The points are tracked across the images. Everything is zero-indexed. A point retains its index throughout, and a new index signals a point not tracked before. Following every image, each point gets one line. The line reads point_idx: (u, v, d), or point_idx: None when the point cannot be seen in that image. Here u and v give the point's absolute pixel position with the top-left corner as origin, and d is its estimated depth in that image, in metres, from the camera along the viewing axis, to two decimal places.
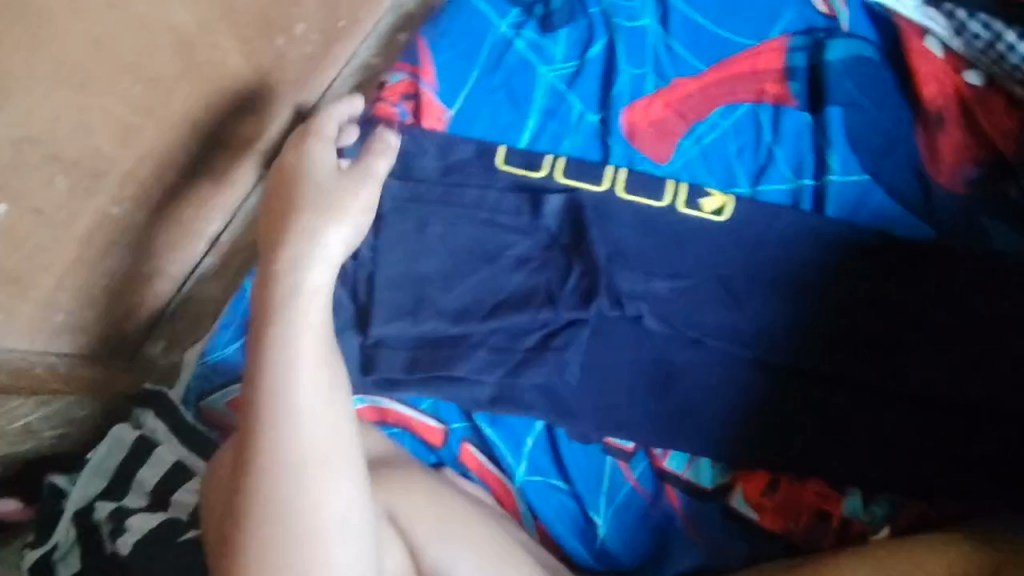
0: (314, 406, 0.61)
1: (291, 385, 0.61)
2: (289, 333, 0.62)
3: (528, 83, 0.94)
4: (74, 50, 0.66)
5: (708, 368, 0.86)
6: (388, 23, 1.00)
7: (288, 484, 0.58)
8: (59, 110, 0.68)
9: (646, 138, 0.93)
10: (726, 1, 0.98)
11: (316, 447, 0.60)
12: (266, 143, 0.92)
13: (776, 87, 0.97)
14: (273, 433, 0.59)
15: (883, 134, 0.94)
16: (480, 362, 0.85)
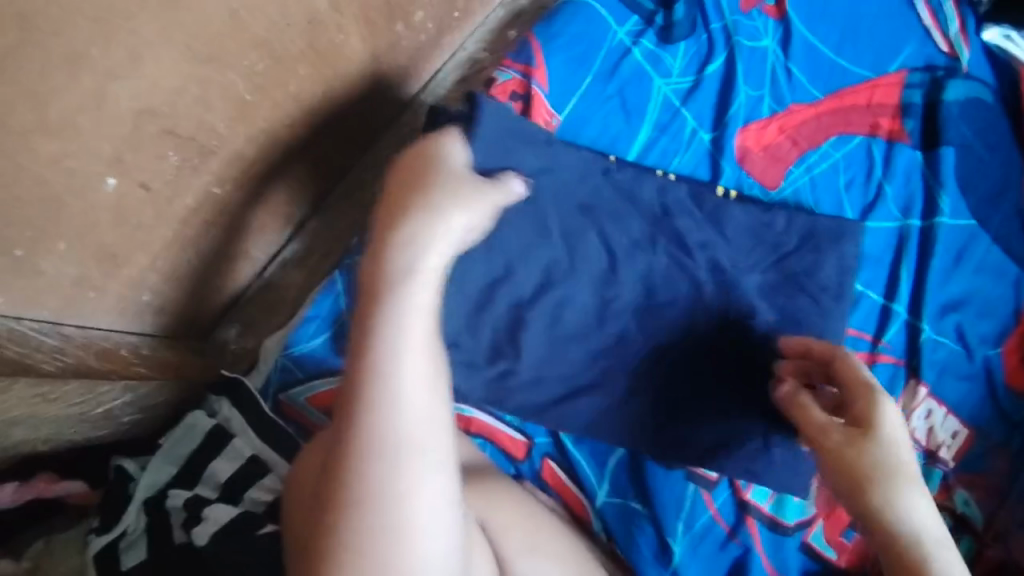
0: (417, 393, 0.52)
1: (392, 374, 0.51)
2: (398, 320, 0.53)
3: (641, 95, 0.90)
4: (211, 21, 0.65)
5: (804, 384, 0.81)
6: (498, 18, 0.96)
7: (379, 479, 0.49)
8: (184, 82, 0.66)
9: (757, 162, 0.89)
10: (848, 28, 0.94)
11: (412, 435, 0.50)
12: (366, 130, 0.88)
13: (892, 123, 0.92)
14: (367, 423, 0.50)
15: (994, 182, 0.92)
16: (558, 361, 0.80)
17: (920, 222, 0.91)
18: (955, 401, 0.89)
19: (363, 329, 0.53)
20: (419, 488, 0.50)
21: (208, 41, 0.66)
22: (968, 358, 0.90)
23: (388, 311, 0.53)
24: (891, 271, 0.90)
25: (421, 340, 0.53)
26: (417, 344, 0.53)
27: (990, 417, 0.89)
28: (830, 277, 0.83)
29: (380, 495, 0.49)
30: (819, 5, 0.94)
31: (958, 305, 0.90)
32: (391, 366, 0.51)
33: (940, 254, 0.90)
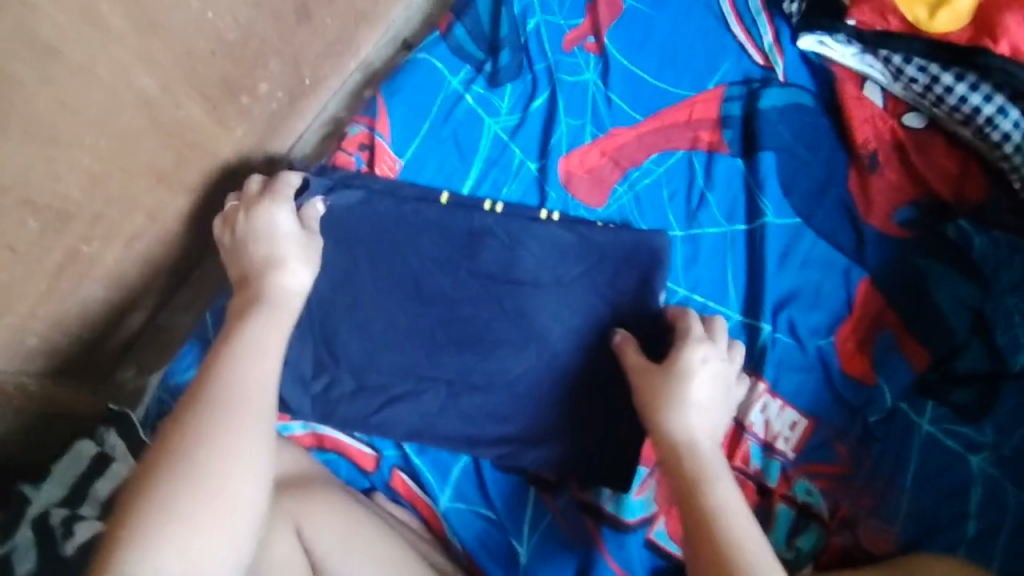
0: (245, 376, 0.72)
1: (236, 365, 0.73)
2: (270, 325, 0.78)
3: (472, 134, 1.00)
4: (45, 113, 0.77)
5: (601, 378, 0.92)
6: (356, 81, 1.10)
7: (214, 425, 0.67)
8: (31, 161, 0.78)
9: (582, 185, 0.97)
10: (666, 54, 1.03)
11: (228, 419, 0.68)
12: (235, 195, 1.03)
13: (711, 135, 1.00)
14: (221, 393, 0.70)
15: (817, 178, 0.98)
16: (391, 374, 0.94)
17: (745, 226, 0.97)
18: (784, 393, 0.92)
19: (231, 337, 0.76)
20: (241, 432, 0.68)
21: (46, 127, 0.77)
22: (801, 347, 0.93)
23: (267, 312, 0.79)
24: (719, 273, 0.95)
25: (278, 329, 0.78)
26: (270, 337, 0.77)
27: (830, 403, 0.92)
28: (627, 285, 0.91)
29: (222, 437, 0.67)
30: (637, 37, 1.04)
31: (791, 300, 0.94)
32: (242, 350, 0.74)
33: (772, 249, 0.94)
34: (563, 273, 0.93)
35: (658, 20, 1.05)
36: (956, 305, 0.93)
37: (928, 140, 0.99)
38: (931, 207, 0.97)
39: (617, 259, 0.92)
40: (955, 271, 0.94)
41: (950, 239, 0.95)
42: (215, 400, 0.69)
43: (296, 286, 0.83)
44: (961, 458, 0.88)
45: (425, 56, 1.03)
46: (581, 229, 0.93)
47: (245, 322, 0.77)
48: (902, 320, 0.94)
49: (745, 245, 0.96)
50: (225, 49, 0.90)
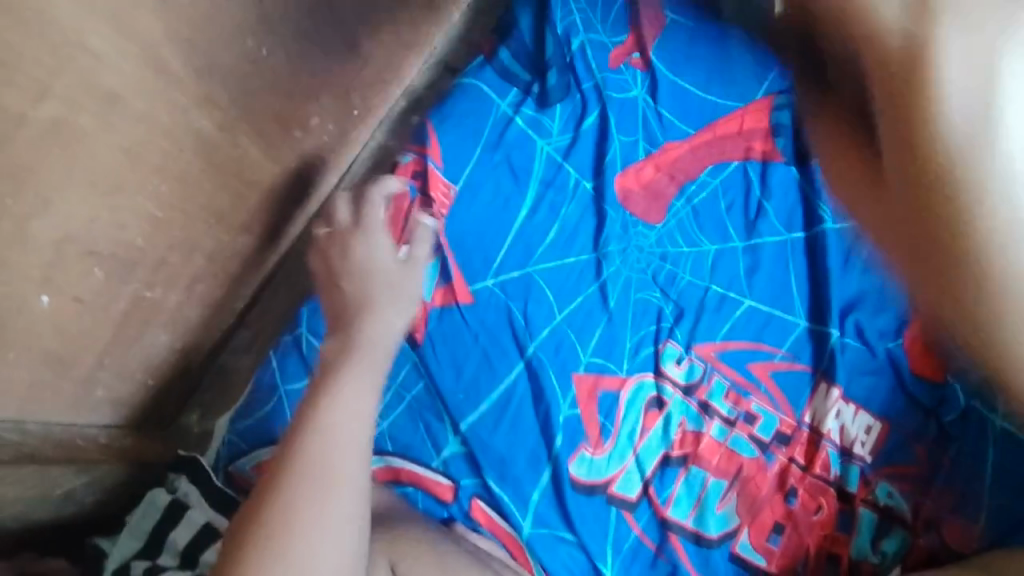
0: (335, 442, 0.63)
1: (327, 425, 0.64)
2: (366, 370, 0.68)
3: (526, 155, 1.00)
4: (108, 160, 0.74)
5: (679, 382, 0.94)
6: (400, 108, 1.09)
7: (301, 523, 0.59)
8: (95, 212, 0.75)
9: (639, 202, 0.99)
10: (711, 70, 1.06)
11: (318, 502, 0.60)
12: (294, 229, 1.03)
13: (764, 145, 1.01)
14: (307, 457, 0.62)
15: None
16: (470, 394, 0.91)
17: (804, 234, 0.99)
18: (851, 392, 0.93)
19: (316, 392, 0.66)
20: (330, 535, 0.60)
21: (111, 175, 0.75)
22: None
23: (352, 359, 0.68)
24: (780, 279, 0.98)
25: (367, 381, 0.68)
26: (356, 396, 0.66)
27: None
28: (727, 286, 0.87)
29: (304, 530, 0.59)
30: (680, 54, 1.05)
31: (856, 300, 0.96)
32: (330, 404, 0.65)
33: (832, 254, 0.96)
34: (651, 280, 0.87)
35: (700, 34, 1.08)
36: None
37: None
38: None
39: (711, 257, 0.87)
40: None
41: None
42: (298, 483, 0.61)
43: (390, 317, 0.73)
44: None
45: (473, 80, 1.03)
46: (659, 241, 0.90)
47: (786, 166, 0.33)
48: None
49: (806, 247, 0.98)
50: (279, 85, 0.89)
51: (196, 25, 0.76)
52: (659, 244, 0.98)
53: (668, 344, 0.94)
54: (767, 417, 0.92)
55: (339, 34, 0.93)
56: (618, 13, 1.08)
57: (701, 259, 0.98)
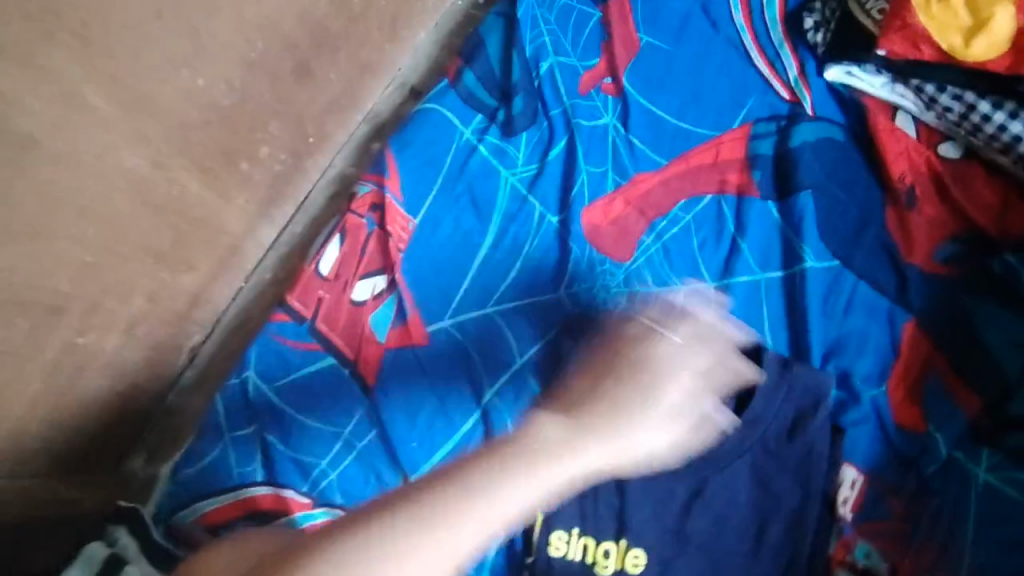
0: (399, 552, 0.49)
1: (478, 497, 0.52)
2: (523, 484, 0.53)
3: (488, 188, 0.94)
4: (26, 206, 0.68)
5: None
6: (362, 134, 1.02)
7: None
8: (13, 261, 0.69)
9: (608, 239, 0.91)
10: (686, 93, 0.97)
11: None
12: (249, 262, 0.97)
13: (739, 176, 0.94)
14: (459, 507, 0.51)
15: (852, 219, 0.94)
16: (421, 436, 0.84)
17: (781, 272, 0.91)
18: (824, 447, 0.85)
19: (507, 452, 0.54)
20: None
21: (27, 222, 0.68)
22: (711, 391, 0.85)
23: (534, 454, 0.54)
24: (754, 316, 0.89)
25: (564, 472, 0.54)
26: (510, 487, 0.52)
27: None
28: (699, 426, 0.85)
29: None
30: (655, 76, 0.98)
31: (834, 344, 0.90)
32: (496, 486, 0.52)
33: (812, 295, 0.89)
34: None
35: (678, 56, 0.99)
36: (1007, 345, 0.89)
37: (967, 171, 0.95)
38: (972, 242, 0.93)
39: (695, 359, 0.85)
40: (1001, 308, 0.90)
41: (995, 274, 0.91)
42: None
43: (567, 464, 0.54)
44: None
45: (435, 106, 0.98)
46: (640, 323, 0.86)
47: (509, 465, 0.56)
48: (950, 365, 0.90)
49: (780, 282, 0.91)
50: (219, 117, 0.82)
51: (114, 58, 0.69)
52: (627, 281, 0.89)
53: None
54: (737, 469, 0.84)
55: (288, 59, 0.86)
56: (588, 35, 1.01)
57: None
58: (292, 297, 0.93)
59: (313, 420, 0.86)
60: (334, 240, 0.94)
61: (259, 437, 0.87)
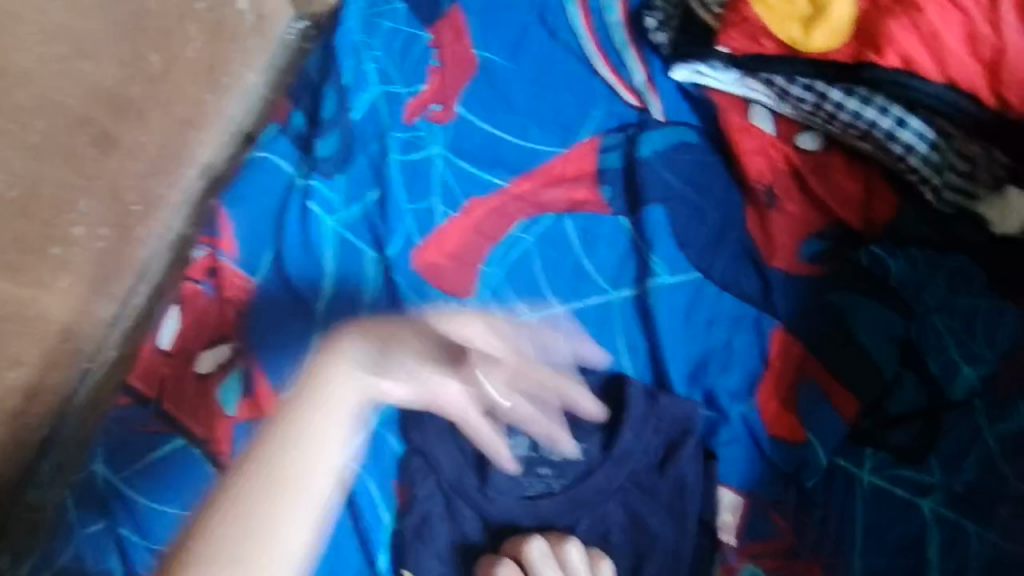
0: (310, 454, 0.59)
1: (310, 463, 0.58)
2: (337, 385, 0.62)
3: (314, 239, 0.86)
4: None
5: (515, 483, 0.80)
6: (198, 190, 0.96)
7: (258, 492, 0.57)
8: None
9: (445, 275, 0.84)
10: (528, 109, 0.92)
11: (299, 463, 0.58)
12: (90, 343, 0.91)
13: (588, 194, 0.90)
14: (293, 498, 0.57)
15: (712, 227, 0.90)
16: None
17: (632, 290, 0.87)
18: (697, 478, 0.80)
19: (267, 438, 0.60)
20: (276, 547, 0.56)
21: None
22: (586, 430, 0.81)
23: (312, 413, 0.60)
24: (606, 344, 0.85)
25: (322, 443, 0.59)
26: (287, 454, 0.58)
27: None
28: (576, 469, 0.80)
29: (231, 541, 0.55)
30: (493, 95, 0.93)
31: (697, 363, 0.87)
32: (317, 438, 0.59)
33: (666, 315, 0.85)
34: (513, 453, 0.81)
35: (516, 72, 0.94)
36: (881, 340, 0.87)
37: (829, 160, 0.92)
38: (839, 237, 0.91)
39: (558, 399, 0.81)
40: (874, 301, 0.88)
41: (865, 268, 0.89)
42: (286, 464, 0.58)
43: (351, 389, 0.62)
44: (911, 505, 0.81)
45: (265, 154, 0.92)
46: None
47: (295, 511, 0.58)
48: (823, 365, 0.87)
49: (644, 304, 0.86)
50: (11, 209, 0.75)
51: None
52: None
53: (506, 443, 0.80)
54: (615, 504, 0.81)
55: (84, 133, 0.80)
56: (417, 60, 0.95)
57: None
58: (134, 378, 0.87)
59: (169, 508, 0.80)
60: (171, 314, 0.89)
61: (112, 532, 0.80)
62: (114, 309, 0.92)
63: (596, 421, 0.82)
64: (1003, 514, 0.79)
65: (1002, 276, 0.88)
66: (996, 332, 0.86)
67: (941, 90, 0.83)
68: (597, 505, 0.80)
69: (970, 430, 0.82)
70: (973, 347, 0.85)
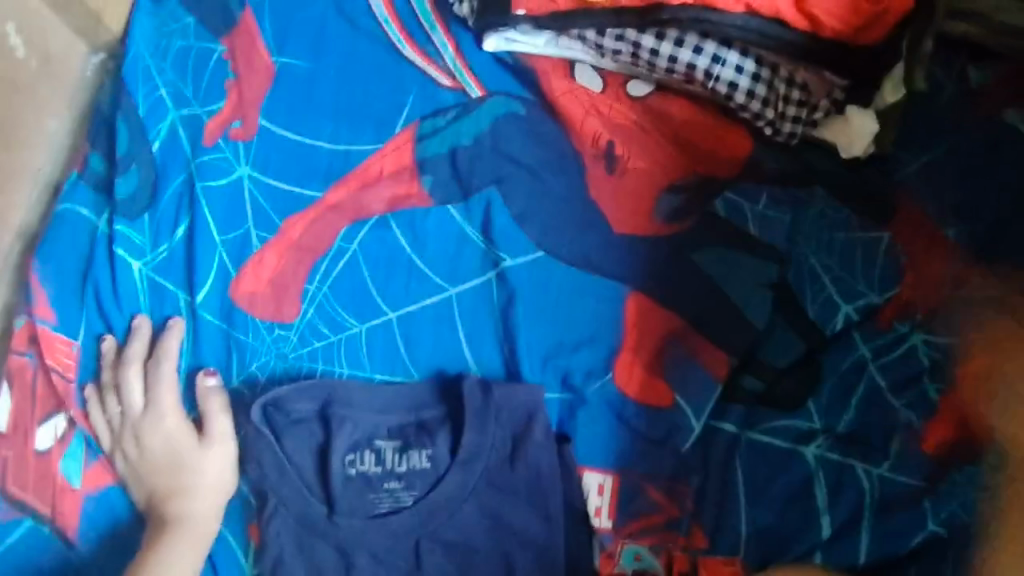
0: (199, 501, 0.76)
1: (192, 519, 0.75)
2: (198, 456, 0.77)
3: (123, 290, 0.83)
4: None
5: (368, 505, 0.76)
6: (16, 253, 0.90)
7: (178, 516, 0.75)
8: None
9: (266, 303, 0.83)
10: (337, 110, 0.89)
11: (194, 510, 0.75)
12: None
13: (408, 188, 0.86)
14: (180, 538, 0.74)
15: (550, 199, 0.86)
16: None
17: (478, 280, 0.84)
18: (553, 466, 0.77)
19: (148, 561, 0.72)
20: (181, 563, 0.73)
21: None
22: (439, 435, 0.77)
23: (183, 542, 0.74)
24: (450, 342, 0.82)
25: (201, 521, 0.75)
26: (186, 562, 0.73)
27: (374, 412, 0.78)
28: (427, 478, 0.76)
29: (174, 554, 0.73)
30: (298, 101, 0.90)
31: (551, 346, 0.82)
32: (195, 511, 0.75)
33: (523, 301, 0.83)
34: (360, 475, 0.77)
35: (320, 74, 0.91)
36: (754, 289, 0.83)
37: (659, 108, 0.88)
38: (684, 188, 0.86)
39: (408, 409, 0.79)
40: (729, 248, 0.85)
41: (716, 217, 0.85)
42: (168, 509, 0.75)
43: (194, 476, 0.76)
44: (795, 454, 0.80)
45: (69, 206, 0.88)
46: (338, 394, 0.78)
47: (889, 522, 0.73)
48: (689, 323, 0.83)
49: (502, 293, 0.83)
50: None
51: None
52: (314, 338, 0.82)
53: (356, 463, 0.77)
54: (483, 503, 0.76)
55: None
56: (210, 77, 0.91)
57: (355, 349, 0.82)
58: None
59: None
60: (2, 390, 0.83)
61: None
62: None
63: (444, 423, 0.78)
64: (893, 447, 0.79)
65: (870, 208, 0.86)
66: (872, 268, 0.85)
67: (745, 19, 0.82)
68: (464, 508, 0.75)
69: (853, 366, 0.82)
70: (850, 284, 0.84)
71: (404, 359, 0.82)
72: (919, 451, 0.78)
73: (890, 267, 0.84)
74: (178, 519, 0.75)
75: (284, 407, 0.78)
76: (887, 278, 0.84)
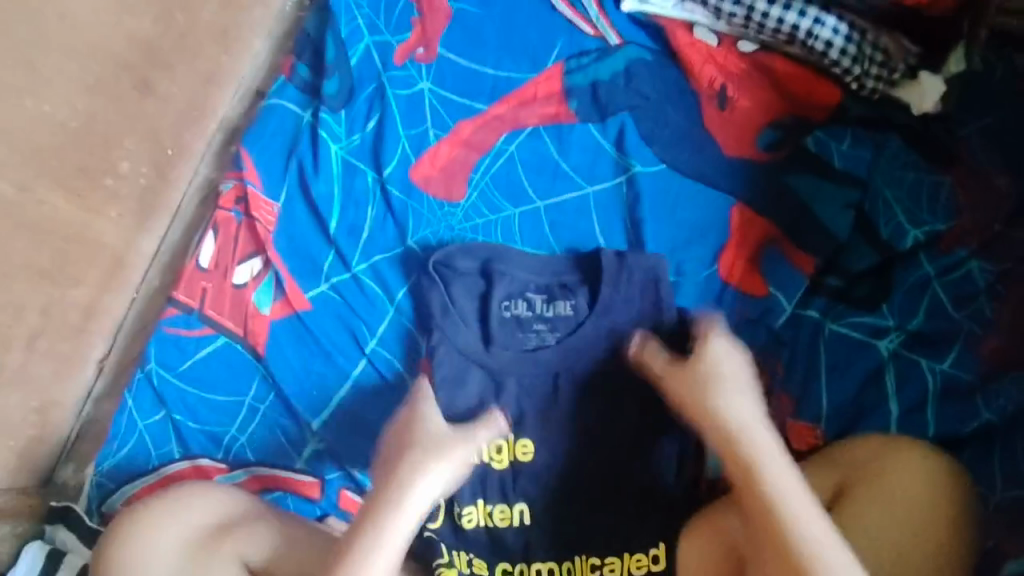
0: (434, 480, 0.82)
1: (417, 489, 0.81)
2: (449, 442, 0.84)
3: (322, 165, 1.02)
4: None
5: (520, 341, 0.93)
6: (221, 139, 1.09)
7: (405, 478, 0.82)
8: None
9: (439, 185, 1.01)
10: (499, 44, 1.08)
11: (425, 485, 0.81)
12: (145, 275, 1.04)
13: (556, 108, 1.05)
14: (402, 505, 0.80)
15: (673, 126, 1.04)
16: (313, 389, 0.96)
17: (613, 181, 1.02)
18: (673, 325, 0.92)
19: (363, 532, 0.79)
20: (393, 526, 0.79)
21: None
22: (578, 291, 0.94)
23: (401, 506, 0.80)
24: (586, 227, 1.00)
25: (429, 492, 0.81)
26: (398, 531, 0.79)
27: (527, 271, 0.95)
28: (567, 323, 0.93)
29: (394, 513, 0.80)
30: (470, 34, 1.08)
31: (666, 239, 1.00)
32: (425, 481, 0.81)
33: (647, 199, 1.01)
34: (513, 317, 0.94)
35: (486, 17, 1.09)
36: (841, 209, 1.01)
37: (765, 61, 1.07)
38: (787, 127, 1.05)
39: (552, 271, 0.95)
40: (817, 176, 1.02)
41: (810, 152, 1.03)
42: (398, 471, 0.82)
43: (437, 457, 0.83)
44: (870, 345, 0.96)
45: (278, 101, 1.07)
46: (496, 254, 0.95)
47: (728, 438, 0.80)
48: (781, 232, 1.00)
49: (633, 192, 1.01)
50: (73, 138, 0.87)
51: None
52: (476, 216, 1.00)
53: (512, 306, 0.94)
54: (613, 347, 0.91)
55: (127, 78, 0.92)
56: (400, 12, 1.09)
57: (509, 226, 1.00)
58: (178, 291, 1.01)
59: (219, 394, 0.97)
60: (209, 236, 1.03)
61: (169, 419, 0.97)
62: (166, 247, 1.05)
63: (581, 282, 0.95)
64: (956, 347, 0.94)
65: (937, 159, 1.02)
66: (937, 203, 1.00)
67: None
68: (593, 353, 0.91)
69: (919, 281, 0.97)
70: (917, 214, 1.00)
71: (550, 237, 1.00)
72: (977, 356, 0.93)
73: (951, 203, 1.00)
74: (402, 490, 0.81)
75: (452, 264, 0.95)
76: (950, 213, 0.99)
